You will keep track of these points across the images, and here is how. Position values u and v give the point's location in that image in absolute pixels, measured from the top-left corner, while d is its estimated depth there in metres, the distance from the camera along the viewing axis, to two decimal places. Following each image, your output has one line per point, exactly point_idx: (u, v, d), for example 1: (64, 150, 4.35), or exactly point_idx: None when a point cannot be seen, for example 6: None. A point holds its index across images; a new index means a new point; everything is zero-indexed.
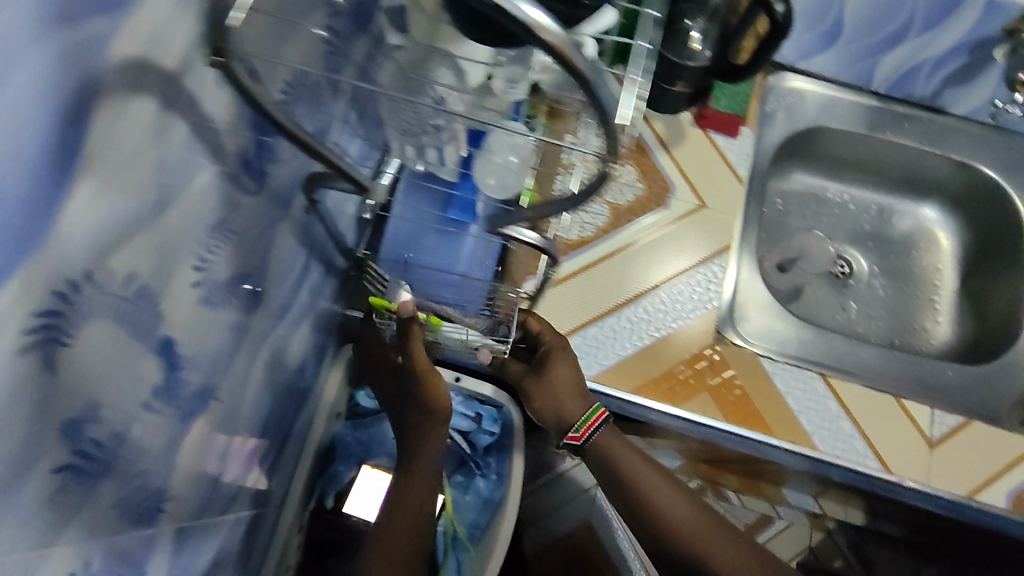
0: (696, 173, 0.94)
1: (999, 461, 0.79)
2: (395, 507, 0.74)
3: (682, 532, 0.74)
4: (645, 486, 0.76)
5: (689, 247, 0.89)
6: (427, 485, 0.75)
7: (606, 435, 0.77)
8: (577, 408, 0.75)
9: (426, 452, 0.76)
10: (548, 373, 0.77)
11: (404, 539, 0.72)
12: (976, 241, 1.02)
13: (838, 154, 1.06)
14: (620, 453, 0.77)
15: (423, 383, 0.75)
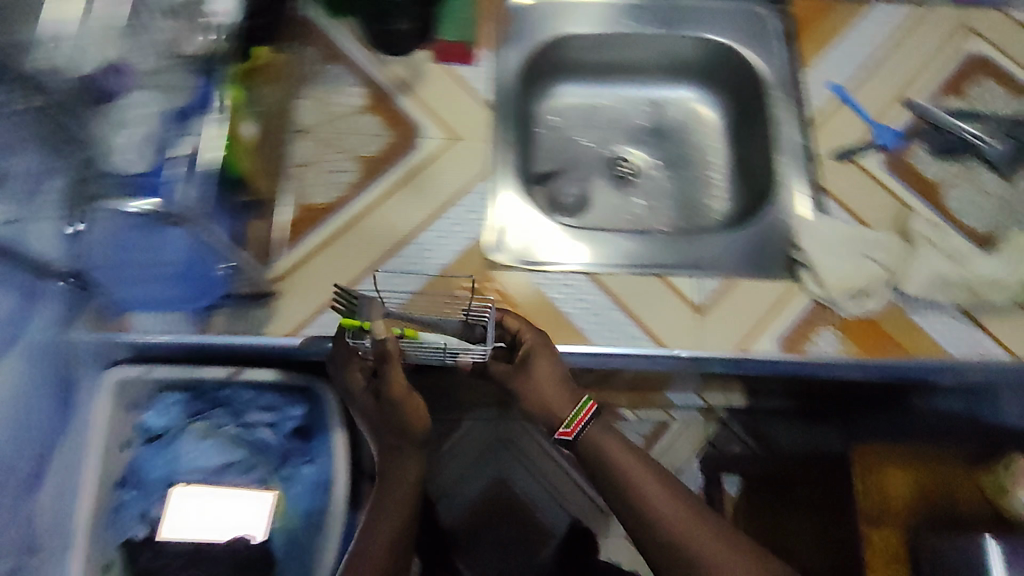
0: (443, 109, 0.91)
1: (763, 309, 0.83)
2: (373, 520, 0.80)
3: (677, 534, 0.74)
4: (633, 476, 0.77)
5: (447, 183, 0.88)
6: (404, 495, 0.82)
7: (597, 433, 0.80)
8: (569, 407, 0.79)
9: (410, 455, 0.83)
10: (534, 368, 0.77)
11: (380, 551, 0.78)
12: (734, 110, 1.07)
13: (598, 58, 1.07)
14: (615, 453, 0.79)
15: (393, 392, 0.76)
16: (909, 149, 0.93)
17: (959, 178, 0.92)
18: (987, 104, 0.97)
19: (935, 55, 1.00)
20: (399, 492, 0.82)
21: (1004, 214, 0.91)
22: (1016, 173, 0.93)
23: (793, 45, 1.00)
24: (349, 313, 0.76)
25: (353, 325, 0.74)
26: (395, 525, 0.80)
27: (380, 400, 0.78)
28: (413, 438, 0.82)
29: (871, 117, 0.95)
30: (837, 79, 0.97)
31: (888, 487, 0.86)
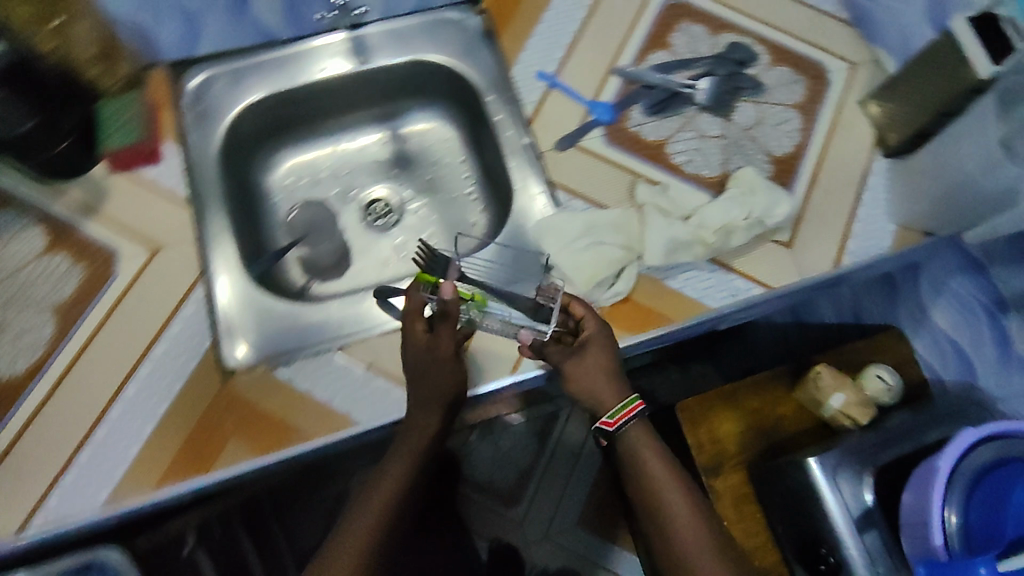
0: (139, 224, 0.82)
1: (526, 326, 0.83)
2: (341, 537, 0.66)
3: (693, 557, 0.66)
4: (662, 487, 0.70)
5: (157, 305, 0.79)
6: (404, 464, 0.71)
7: (641, 433, 0.72)
8: (614, 397, 0.72)
9: (423, 415, 0.74)
10: (581, 356, 0.74)
11: (345, 560, 0.63)
12: (467, 120, 1.03)
13: (309, 109, 0.98)
14: (651, 450, 0.72)
15: (438, 334, 0.73)
16: (628, 114, 0.93)
17: (682, 129, 0.93)
18: (693, 47, 0.98)
19: (636, 10, 0.98)
20: (404, 455, 0.72)
21: (728, 152, 0.93)
22: (733, 107, 0.95)
23: (495, 42, 0.95)
24: (428, 270, 0.83)
25: (428, 281, 0.78)
26: (373, 521, 0.67)
27: (431, 345, 0.73)
28: (440, 400, 0.74)
29: (587, 96, 0.94)
30: (547, 67, 0.95)
31: (722, 434, 0.98)
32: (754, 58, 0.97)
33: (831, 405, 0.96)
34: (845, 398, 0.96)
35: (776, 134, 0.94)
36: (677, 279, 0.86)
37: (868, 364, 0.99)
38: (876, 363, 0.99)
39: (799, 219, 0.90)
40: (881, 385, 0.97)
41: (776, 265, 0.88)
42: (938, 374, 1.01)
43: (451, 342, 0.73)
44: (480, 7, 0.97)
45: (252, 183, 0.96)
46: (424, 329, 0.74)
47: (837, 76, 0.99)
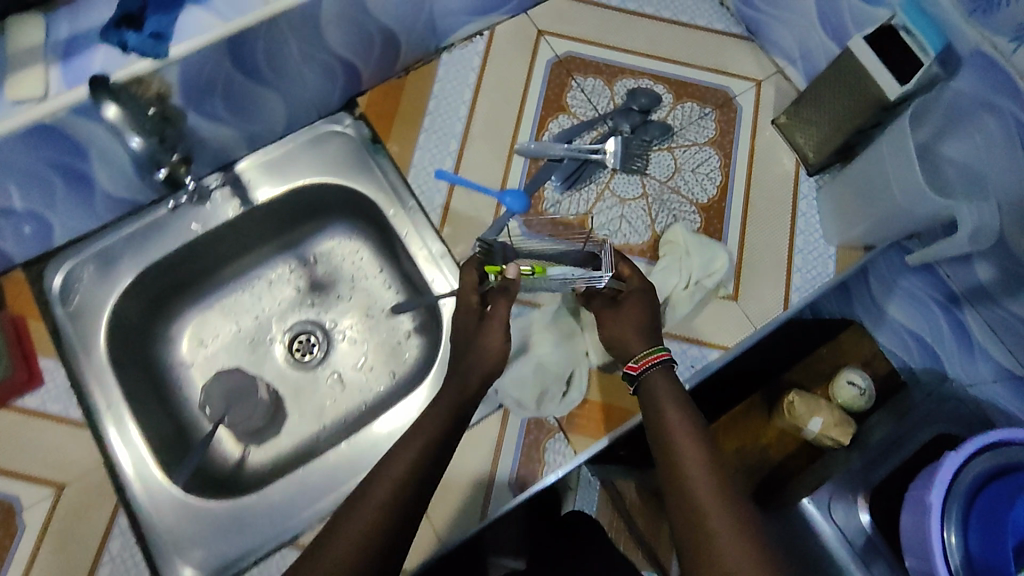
0: (33, 460, 0.73)
1: (487, 461, 0.77)
2: (331, 537, 0.55)
3: (695, 505, 0.55)
4: (672, 436, 0.61)
5: (79, 551, 0.71)
6: (398, 467, 0.59)
7: (660, 379, 0.66)
8: (641, 347, 0.70)
9: (441, 409, 0.66)
10: (619, 308, 0.74)
11: (341, 553, 0.53)
12: (374, 231, 0.95)
13: (200, 263, 0.89)
14: (665, 400, 0.64)
15: (484, 331, 0.72)
16: (540, 195, 0.87)
17: (601, 199, 0.87)
18: (593, 103, 0.91)
19: (524, 78, 0.92)
20: (392, 474, 0.59)
21: (652, 212, 0.86)
22: (647, 161, 0.89)
23: (382, 149, 0.88)
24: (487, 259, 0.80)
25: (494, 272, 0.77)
26: (370, 528, 0.55)
27: (479, 329, 0.73)
28: (462, 395, 0.68)
29: (494, 187, 0.87)
30: (445, 164, 0.88)
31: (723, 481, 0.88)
32: (658, 101, 0.92)
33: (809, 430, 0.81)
34: (824, 421, 0.80)
35: (697, 180, 0.89)
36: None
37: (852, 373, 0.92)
38: (847, 366, 0.84)
39: (741, 266, 0.85)
40: (855, 391, 0.82)
41: (731, 324, 0.82)
42: (905, 366, 0.88)
43: (496, 342, 0.71)
44: (357, 112, 0.90)
45: (157, 362, 0.88)
46: (477, 311, 0.75)
47: (747, 98, 0.93)
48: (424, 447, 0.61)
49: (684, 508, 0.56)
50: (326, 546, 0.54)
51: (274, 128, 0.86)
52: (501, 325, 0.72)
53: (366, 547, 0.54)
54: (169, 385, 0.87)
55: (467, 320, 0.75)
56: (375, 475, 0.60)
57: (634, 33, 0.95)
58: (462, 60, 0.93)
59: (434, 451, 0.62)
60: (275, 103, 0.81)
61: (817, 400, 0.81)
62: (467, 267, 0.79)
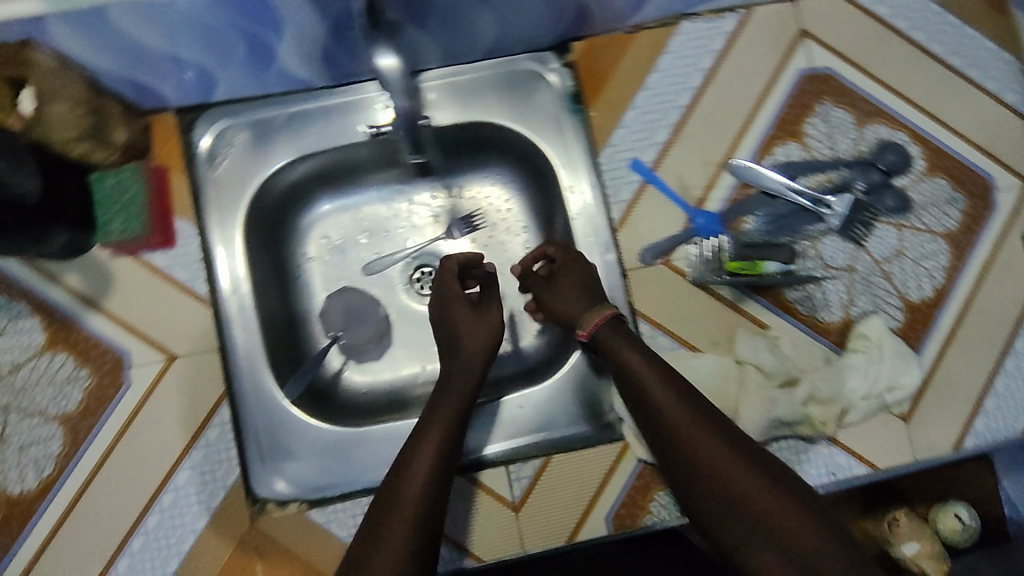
0: (148, 324, 0.70)
1: (591, 485, 0.72)
2: (390, 504, 0.59)
3: (717, 486, 0.57)
4: (676, 427, 0.60)
5: (175, 425, 0.70)
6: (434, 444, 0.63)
7: (633, 353, 0.65)
8: (584, 310, 0.70)
9: (457, 378, 0.70)
10: (556, 284, 0.73)
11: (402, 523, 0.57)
12: (538, 189, 0.85)
13: (348, 162, 0.83)
14: (648, 374, 0.64)
15: (480, 319, 0.73)
16: (738, 225, 0.76)
17: (804, 254, 0.75)
18: (833, 142, 0.77)
19: (766, 83, 0.78)
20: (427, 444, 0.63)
21: (854, 291, 0.75)
22: (869, 232, 0.76)
23: (581, 113, 0.77)
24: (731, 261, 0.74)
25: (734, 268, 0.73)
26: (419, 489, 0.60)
27: (478, 317, 0.73)
28: (471, 376, 0.70)
29: (690, 201, 0.76)
30: (644, 154, 0.76)
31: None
32: (906, 165, 0.78)
33: (901, 550, 0.88)
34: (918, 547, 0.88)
35: (916, 273, 0.76)
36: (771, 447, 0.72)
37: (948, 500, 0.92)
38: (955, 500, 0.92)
39: (925, 387, 0.75)
40: (958, 524, 0.90)
41: (890, 445, 0.73)
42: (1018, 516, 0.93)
43: (482, 325, 0.73)
44: (568, 58, 0.78)
45: (282, 253, 0.83)
46: (470, 308, 0.74)
47: (1007, 197, 0.78)
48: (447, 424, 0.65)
49: (706, 484, 0.57)
50: (389, 505, 0.59)
51: (474, 50, 0.76)
52: (494, 311, 0.75)
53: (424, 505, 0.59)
54: (291, 279, 0.83)
55: (466, 316, 0.73)
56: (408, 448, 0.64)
57: (908, 71, 0.79)
58: (704, 35, 0.78)
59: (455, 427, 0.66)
60: (490, 25, 0.70)
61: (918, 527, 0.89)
62: (447, 262, 0.77)
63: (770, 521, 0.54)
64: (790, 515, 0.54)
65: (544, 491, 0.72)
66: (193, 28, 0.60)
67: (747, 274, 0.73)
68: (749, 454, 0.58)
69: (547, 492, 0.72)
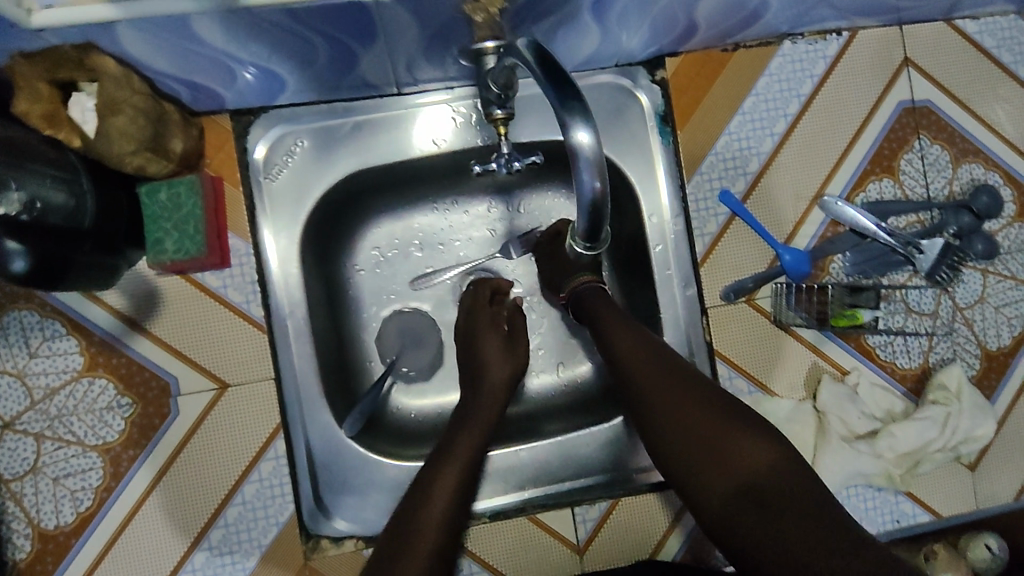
0: (198, 348, 0.64)
1: (658, 530, 0.70)
2: (410, 523, 0.53)
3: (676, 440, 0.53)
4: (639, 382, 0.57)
5: (225, 458, 0.64)
6: (462, 463, 0.58)
7: (612, 318, 0.62)
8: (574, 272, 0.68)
9: (485, 402, 0.64)
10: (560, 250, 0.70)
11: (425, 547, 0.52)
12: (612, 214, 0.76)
13: (407, 171, 0.73)
14: (629, 341, 0.59)
15: (503, 351, 0.68)
16: (823, 264, 0.72)
17: (888, 297, 0.72)
18: (927, 179, 0.74)
19: (864, 114, 0.73)
20: (450, 462, 0.58)
21: (935, 337, 0.73)
22: (955, 277, 0.73)
23: (670, 135, 0.72)
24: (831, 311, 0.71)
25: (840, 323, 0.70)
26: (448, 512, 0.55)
27: (510, 348, 0.68)
28: (494, 406, 0.64)
29: (778, 236, 0.72)
30: (734, 184, 0.72)
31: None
32: (999, 209, 0.74)
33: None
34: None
35: (997, 321, 0.74)
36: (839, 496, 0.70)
37: None
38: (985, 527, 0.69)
39: (996, 439, 0.73)
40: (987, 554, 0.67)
41: (960, 496, 0.72)
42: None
43: (510, 353, 0.68)
44: (658, 75, 0.72)
45: (331, 264, 0.75)
46: (501, 338, 0.69)
47: None
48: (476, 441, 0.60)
49: (672, 432, 0.53)
50: (407, 521, 0.53)
51: None
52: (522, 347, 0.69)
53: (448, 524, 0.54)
54: (341, 297, 0.75)
55: (495, 343, 0.68)
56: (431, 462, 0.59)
57: (1009, 109, 0.75)
58: (804, 58, 0.73)
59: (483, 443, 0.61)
60: (589, 40, 0.64)
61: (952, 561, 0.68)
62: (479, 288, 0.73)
63: (761, 476, 0.48)
64: (754, 466, 0.49)
65: (609, 534, 0.70)
66: (272, 31, 0.53)
67: (847, 326, 0.71)
68: (721, 406, 0.54)
69: (612, 536, 0.70)
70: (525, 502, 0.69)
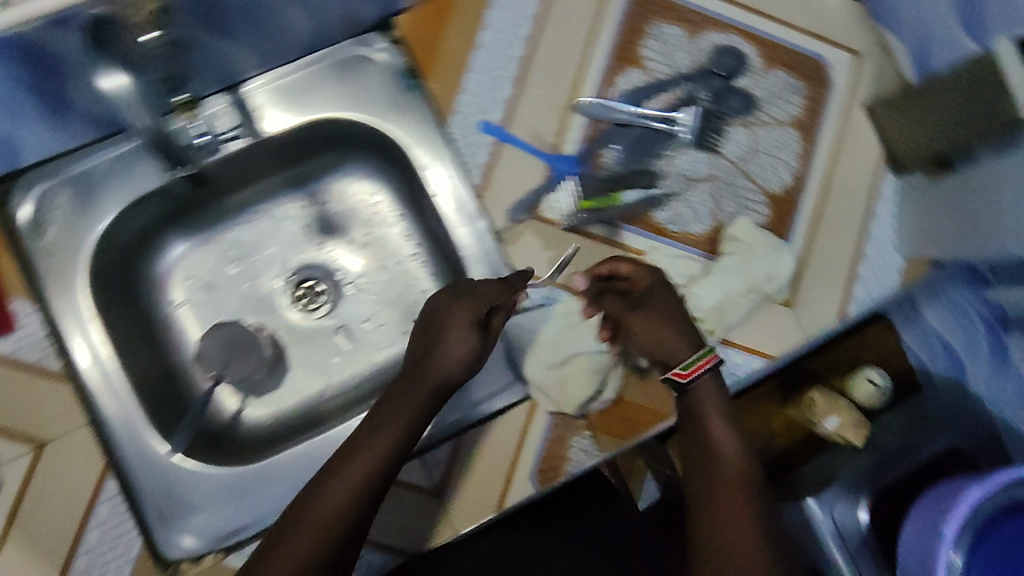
0: (10, 417, 0.67)
1: (509, 451, 0.73)
2: (306, 502, 0.54)
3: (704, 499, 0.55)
4: (715, 448, 0.58)
5: (60, 506, 0.67)
6: (370, 457, 0.57)
7: (714, 390, 0.61)
8: (687, 351, 0.64)
9: (417, 388, 0.61)
10: (646, 307, 0.67)
11: (301, 543, 0.52)
12: (397, 176, 0.82)
13: (195, 193, 0.77)
14: (716, 404, 0.60)
15: (455, 333, 0.63)
16: (597, 159, 0.76)
17: (664, 173, 0.77)
18: (671, 58, 0.77)
19: (593, 15, 0.76)
20: (359, 462, 0.56)
21: (719, 197, 0.78)
22: (722, 136, 0.78)
23: (418, 86, 0.73)
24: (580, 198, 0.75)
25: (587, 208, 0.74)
26: (335, 517, 0.53)
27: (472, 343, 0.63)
28: (419, 402, 0.61)
29: (545, 147, 0.75)
30: (491, 113, 0.74)
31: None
32: (743, 63, 0.78)
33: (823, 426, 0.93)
34: (839, 419, 0.93)
35: (773, 164, 0.79)
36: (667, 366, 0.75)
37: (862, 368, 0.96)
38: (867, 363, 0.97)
39: (800, 272, 0.78)
40: (872, 388, 0.96)
41: (782, 333, 0.77)
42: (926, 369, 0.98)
43: (466, 347, 0.63)
44: (392, 34, 0.74)
45: (145, 305, 0.78)
46: (465, 329, 0.63)
47: (840, 72, 0.81)
48: (390, 440, 0.58)
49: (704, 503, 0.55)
50: (298, 516, 0.54)
51: (291, 48, 0.71)
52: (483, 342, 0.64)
53: (331, 532, 0.53)
54: (160, 328, 0.79)
55: (460, 337, 0.63)
56: (349, 455, 0.57)
57: None
58: None
59: (404, 436, 0.59)
60: (296, 19, 0.66)
61: (835, 399, 0.94)
62: (485, 282, 0.67)
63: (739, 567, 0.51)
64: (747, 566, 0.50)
65: (462, 468, 0.72)
66: None
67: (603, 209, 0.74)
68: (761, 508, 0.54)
69: (468, 471, 0.72)
70: None
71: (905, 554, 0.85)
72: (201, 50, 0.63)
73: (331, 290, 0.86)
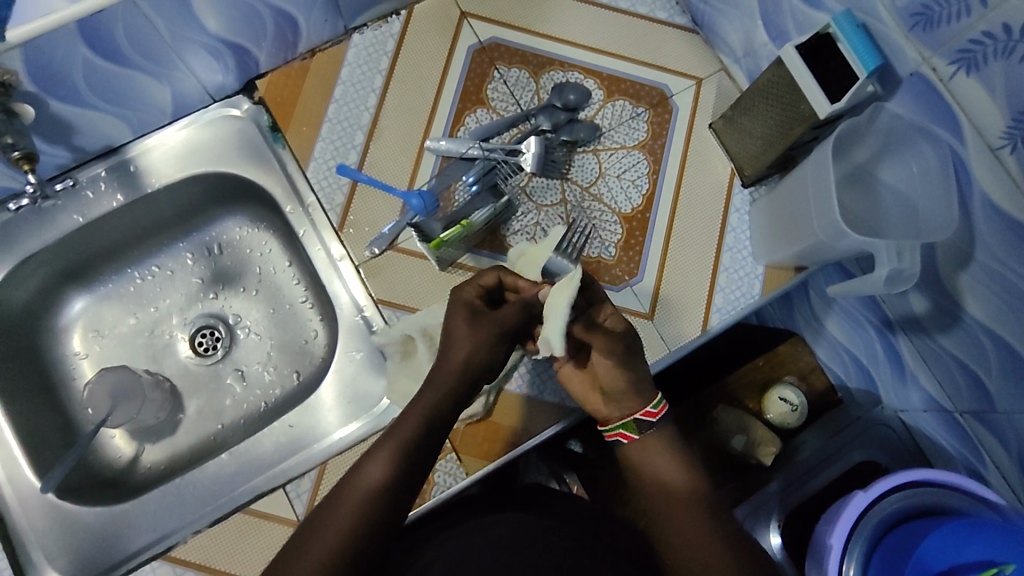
0: None
1: None
2: (343, 489, 0.54)
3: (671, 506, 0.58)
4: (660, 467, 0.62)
5: None
6: (399, 446, 0.56)
7: (661, 443, 0.63)
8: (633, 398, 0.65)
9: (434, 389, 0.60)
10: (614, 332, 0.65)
11: (330, 542, 0.50)
12: (279, 223, 0.87)
13: (89, 250, 0.84)
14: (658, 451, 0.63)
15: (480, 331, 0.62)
16: (449, 193, 0.80)
17: (517, 203, 0.81)
18: (515, 97, 0.85)
19: (441, 64, 0.84)
20: (393, 443, 0.56)
21: (571, 220, 0.82)
22: (570, 164, 0.83)
23: (280, 137, 0.82)
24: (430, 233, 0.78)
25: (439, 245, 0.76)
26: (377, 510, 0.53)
27: (474, 337, 0.62)
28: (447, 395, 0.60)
29: (400, 186, 0.81)
30: (348, 157, 0.82)
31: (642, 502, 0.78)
32: (587, 99, 0.85)
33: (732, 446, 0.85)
34: (746, 439, 0.85)
35: (622, 187, 0.83)
36: (515, 380, 0.78)
37: (772, 384, 0.88)
38: (781, 382, 0.88)
39: (659, 283, 0.81)
40: (786, 407, 0.87)
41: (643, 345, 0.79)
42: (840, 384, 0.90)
43: (476, 340, 0.62)
44: (256, 96, 0.83)
45: (43, 358, 0.84)
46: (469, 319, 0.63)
47: (683, 98, 0.86)
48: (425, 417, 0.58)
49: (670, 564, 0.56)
50: (333, 509, 0.53)
51: (163, 113, 0.80)
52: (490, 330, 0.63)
53: (369, 515, 0.52)
54: (58, 379, 0.84)
55: (462, 327, 0.63)
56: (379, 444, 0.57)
57: (568, 20, 0.87)
58: (374, 42, 0.85)
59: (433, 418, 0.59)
60: (157, 88, 0.76)
61: (742, 416, 0.86)
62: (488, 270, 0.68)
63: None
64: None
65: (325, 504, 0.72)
66: None
67: (452, 237, 0.76)
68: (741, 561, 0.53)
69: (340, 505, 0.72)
70: (246, 499, 0.74)
71: (810, 570, 0.75)
72: (72, 117, 0.72)
73: (228, 337, 0.88)
